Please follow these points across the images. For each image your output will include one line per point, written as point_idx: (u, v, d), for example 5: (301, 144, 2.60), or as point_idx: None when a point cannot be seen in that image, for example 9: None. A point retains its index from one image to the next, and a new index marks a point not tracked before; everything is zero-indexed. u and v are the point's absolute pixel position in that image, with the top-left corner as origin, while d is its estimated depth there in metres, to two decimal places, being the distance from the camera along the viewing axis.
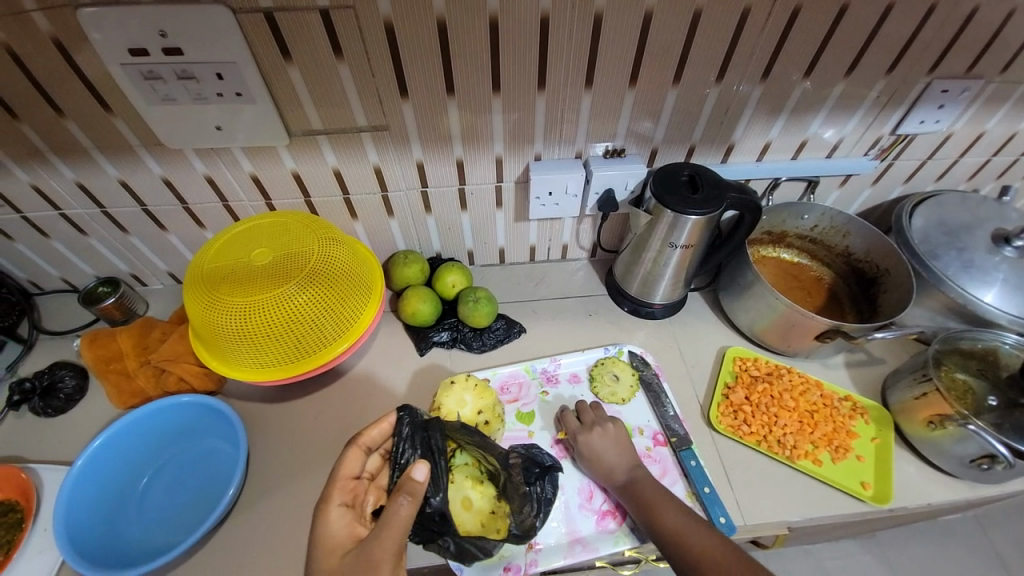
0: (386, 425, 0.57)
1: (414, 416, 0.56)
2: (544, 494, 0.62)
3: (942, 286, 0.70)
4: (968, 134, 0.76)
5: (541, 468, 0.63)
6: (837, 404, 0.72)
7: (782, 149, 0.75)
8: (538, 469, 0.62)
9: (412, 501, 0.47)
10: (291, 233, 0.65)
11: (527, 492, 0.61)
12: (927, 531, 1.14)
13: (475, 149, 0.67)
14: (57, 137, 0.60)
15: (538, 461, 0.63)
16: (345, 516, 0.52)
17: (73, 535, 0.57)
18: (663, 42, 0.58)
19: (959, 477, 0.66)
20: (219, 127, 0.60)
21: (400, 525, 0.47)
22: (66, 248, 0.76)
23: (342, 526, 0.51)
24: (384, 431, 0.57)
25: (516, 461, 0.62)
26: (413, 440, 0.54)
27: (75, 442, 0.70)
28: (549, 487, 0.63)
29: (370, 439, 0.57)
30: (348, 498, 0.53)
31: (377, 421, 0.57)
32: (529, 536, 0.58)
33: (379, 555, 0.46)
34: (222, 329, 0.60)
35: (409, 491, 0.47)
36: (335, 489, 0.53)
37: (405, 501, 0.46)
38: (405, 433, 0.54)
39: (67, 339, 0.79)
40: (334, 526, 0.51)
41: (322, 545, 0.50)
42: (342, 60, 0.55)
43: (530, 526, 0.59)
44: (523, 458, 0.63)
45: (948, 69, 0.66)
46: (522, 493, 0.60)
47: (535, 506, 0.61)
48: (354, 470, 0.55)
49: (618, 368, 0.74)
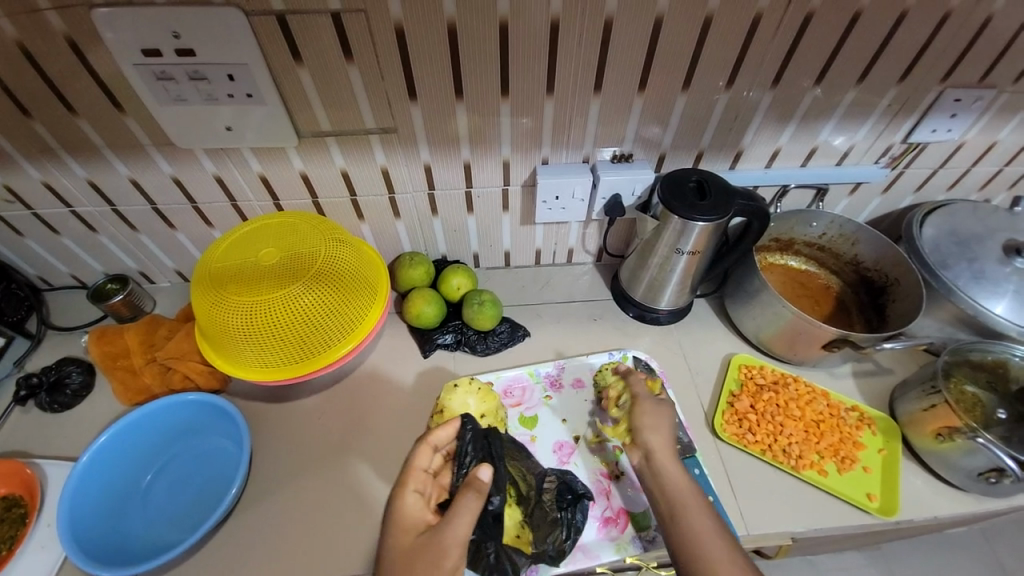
0: (452, 428, 0.59)
1: (476, 425, 0.60)
2: (575, 521, 0.62)
3: (953, 296, 0.70)
4: (980, 143, 0.75)
5: (573, 495, 0.62)
6: (844, 414, 0.71)
7: (792, 156, 0.74)
8: (571, 495, 0.62)
9: (478, 497, 0.50)
10: (298, 234, 0.65)
11: (557, 517, 0.61)
12: (932, 544, 1.13)
13: (483, 152, 0.67)
14: (70, 136, 0.61)
15: (571, 487, 0.63)
16: (419, 501, 0.54)
17: (76, 530, 0.58)
18: (673, 48, 0.58)
19: (966, 490, 0.65)
20: (229, 128, 0.60)
21: (468, 518, 0.50)
22: (76, 245, 0.76)
23: (416, 511, 0.53)
24: (452, 432, 0.59)
25: (551, 485, 0.64)
26: (475, 445, 0.58)
27: (80, 437, 0.70)
28: (580, 515, 0.62)
29: (439, 439, 0.58)
30: (422, 487, 0.55)
31: (446, 422, 0.59)
32: (563, 559, 0.60)
33: (448, 541, 0.49)
34: (228, 328, 0.61)
35: (475, 487, 0.51)
36: (410, 477, 0.55)
37: (472, 495, 0.50)
38: (467, 439, 0.58)
39: (75, 335, 0.80)
40: (410, 511, 0.53)
41: (397, 525, 0.52)
42: (351, 62, 0.55)
43: (562, 549, 0.60)
44: (557, 482, 0.64)
45: (962, 77, 0.65)
46: (552, 519, 0.61)
47: (568, 530, 0.61)
48: (425, 464, 0.57)
49: None
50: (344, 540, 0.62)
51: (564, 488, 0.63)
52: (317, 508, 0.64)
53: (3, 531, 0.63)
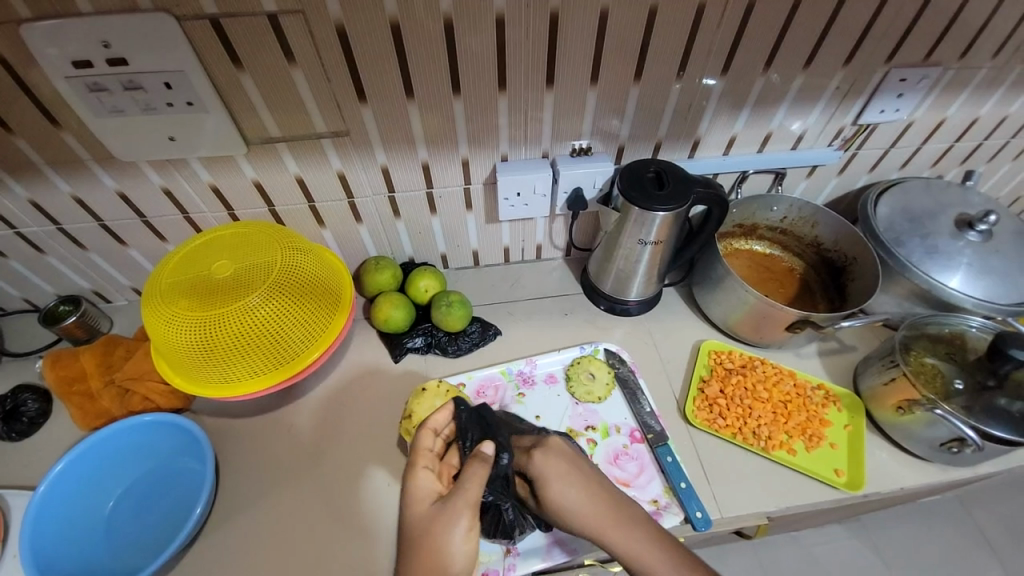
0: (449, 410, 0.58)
1: (469, 404, 0.59)
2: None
3: (908, 272, 0.71)
4: (929, 121, 0.77)
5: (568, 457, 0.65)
6: (810, 393, 0.73)
7: (747, 143, 0.75)
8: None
9: (484, 464, 0.49)
10: (253, 244, 0.64)
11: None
12: (909, 512, 1.16)
13: (441, 151, 0.66)
14: (5, 155, 0.58)
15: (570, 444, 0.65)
16: (430, 477, 0.52)
17: (38, 562, 0.56)
18: (620, 40, 0.58)
19: (931, 460, 0.67)
20: (173, 138, 0.58)
21: (477, 484, 0.48)
22: (23, 267, 0.73)
23: (427, 485, 0.51)
24: (449, 415, 0.58)
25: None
26: (472, 421, 0.56)
27: (40, 467, 0.67)
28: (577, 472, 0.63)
29: (437, 423, 0.57)
30: (432, 464, 0.53)
31: (440, 405, 0.58)
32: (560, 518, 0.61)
33: (460, 504, 0.47)
34: (182, 345, 0.59)
35: (482, 457, 0.50)
36: (419, 457, 0.53)
37: (479, 465, 0.49)
38: (465, 418, 0.57)
39: (29, 361, 0.76)
40: (422, 486, 0.51)
41: (411, 501, 0.50)
42: (295, 65, 0.54)
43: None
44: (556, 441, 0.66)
45: (905, 58, 0.67)
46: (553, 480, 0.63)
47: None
48: (431, 447, 0.55)
49: (595, 366, 0.74)
50: (319, 553, 0.61)
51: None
52: (293, 522, 0.63)
53: None
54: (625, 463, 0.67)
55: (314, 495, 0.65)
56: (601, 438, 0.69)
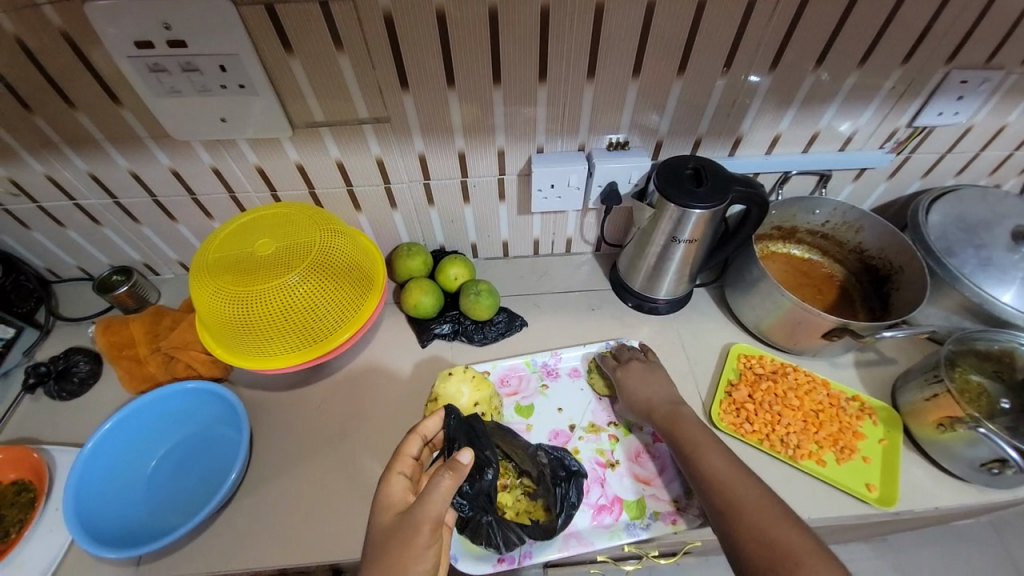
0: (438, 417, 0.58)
1: (461, 413, 0.60)
2: (569, 497, 0.62)
3: (958, 284, 0.68)
4: (989, 127, 0.73)
5: (566, 472, 0.64)
6: (844, 404, 0.71)
7: (793, 142, 0.73)
8: (564, 473, 0.64)
9: (454, 476, 0.47)
10: (293, 225, 0.66)
11: (553, 491, 0.62)
12: (940, 537, 1.11)
13: (477, 141, 0.67)
14: (69, 129, 0.62)
15: (564, 465, 0.65)
16: (403, 483, 0.52)
17: (81, 514, 0.59)
18: (666, 33, 0.57)
19: (970, 480, 0.64)
20: (224, 119, 0.61)
21: (443, 497, 0.47)
22: (81, 237, 0.78)
23: (399, 491, 0.51)
24: (439, 422, 0.58)
25: (546, 461, 0.65)
26: (459, 430, 0.57)
27: (88, 424, 0.72)
28: (575, 491, 0.63)
29: (428, 429, 0.57)
30: (409, 469, 0.53)
31: (432, 411, 0.58)
32: (551, 536, 0.60)
33: (421, 518, 0.46)
34: (225, 317, 0.62)
35: (451, 466, 0.48)
36: (397, 460, 0.54)
37: (447, 475, 0.47)
38: (453, 425, 0.58)
39: (82, 325, 0.81)
40: (393, 491, 0.51)
41: (382, 505, 0.50)
42: (342, 51, 0.55)
43: (552, 528, 0.60)
44: (551, 459, 0.65)
45: (970, 57, 0.63)
46: (554, 494, 0.62)
47: (559, 505, 0.61)
48: (415, 453, 0.55)
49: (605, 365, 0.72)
50: (342, 524, 0.63)
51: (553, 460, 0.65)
52: (317, 495, 0.65)
53: (13, 514, 0.64)
54: (645, 461, 0.67)
55: (337, 471, 0.67)
56: (622, 435, 0.69)
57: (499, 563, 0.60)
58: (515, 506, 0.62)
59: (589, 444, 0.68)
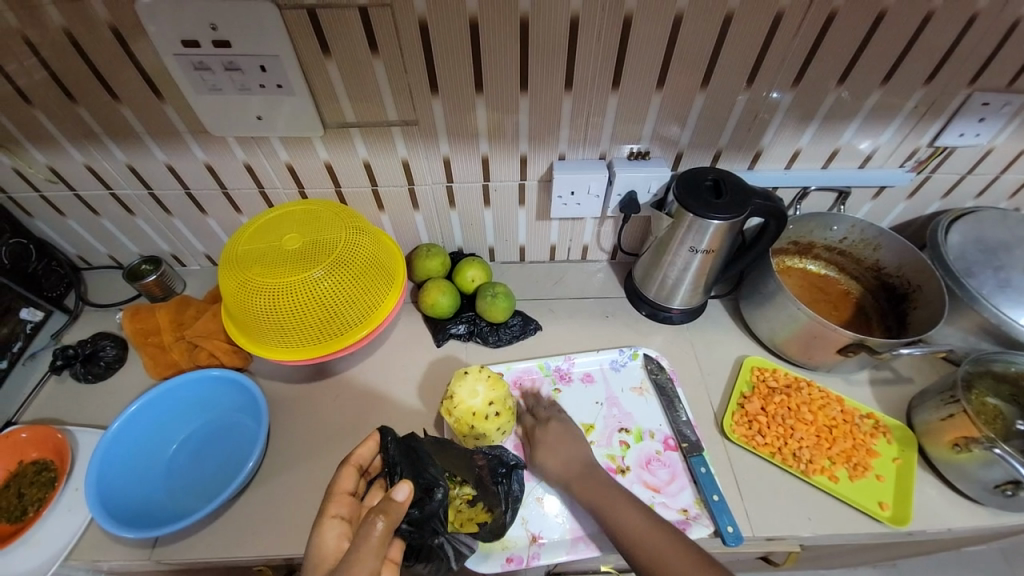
0: (373, 443, 0.57)
1: (397, 434, 0.59)
2: (513, 492, 0.62)
3: (977, 304, 0.68)
4: (1011, 149, 0.73)
5: (506, 468, 0.63)
6: (858, 421, 0.70)
7: (813, 158, 0.73)
8: (504, 469, 0.62)
9: (387, 519, 0.46)
10: (319, 222, 0.68)
11: (495, 491, 0.61)
12: (950, 564, 1.09)
13: (500, 146, 0.68)
14: (113, 122, 0.65)
15: (503, 461, 0.63)
16: (337, 529, 0.50)
17: (102, 493, 0.61)
18: (690, 48, 0.58)
19: (984, 503, 0.63)
20: (260, 117, 0.63)
21: (375, 545, 0.45)
22: (114, 226, 0.81)
23: (332, 539, 0.49)
24: (374, 448, 0.57)
25: (484, 462, 0.63)
26: (399, 452, 0.56)
27: (111, 408, 0.74)
28: (517, 485, 0.63)
29: (362, 458, 0.56)
30: (345, 511, 0.51)
31: (365, 438, 0.57)
32: (499, 535, 0.60)
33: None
34: (251, 308, 0.63)
35: (384, 508, 0.46)
36: (332, 502, 0.52)
37: (380, 518, 0.46)
38: (392, 451, 0.56)
39: (109, 312, 0.84)
40: (325, 540, 0.49)
41: (314, 557, 0.48)
42: (376, 56, 0.57)
43: (501, 525, 0.60)
44: (488, 459, 0.63)
45: (993, 81, 0.64)
46: (494, 498, 0.61)
47: (503, 502, 0.61)
48: (351, 487, 0.54)
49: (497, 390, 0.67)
50: None
51: (495, 463, 0.63)
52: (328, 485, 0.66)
53: (33, 493, 0.66)
54: (657, 468, 0.67)
55: None
56: (633, 441, 0.69)
57: (506, 563, 0.60)
58: (457, 517, 0.60)
59: (600, 448, 0.68)
